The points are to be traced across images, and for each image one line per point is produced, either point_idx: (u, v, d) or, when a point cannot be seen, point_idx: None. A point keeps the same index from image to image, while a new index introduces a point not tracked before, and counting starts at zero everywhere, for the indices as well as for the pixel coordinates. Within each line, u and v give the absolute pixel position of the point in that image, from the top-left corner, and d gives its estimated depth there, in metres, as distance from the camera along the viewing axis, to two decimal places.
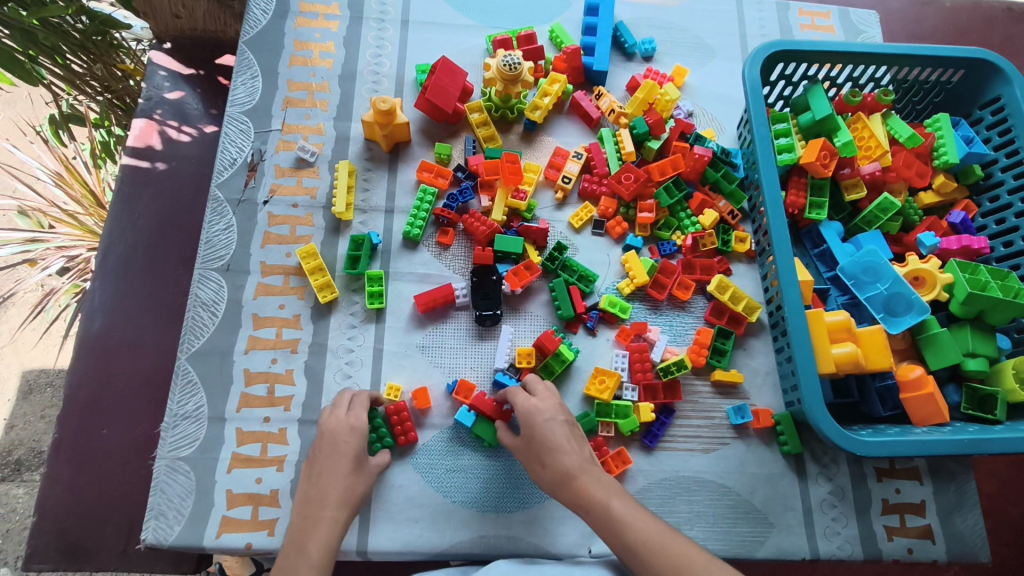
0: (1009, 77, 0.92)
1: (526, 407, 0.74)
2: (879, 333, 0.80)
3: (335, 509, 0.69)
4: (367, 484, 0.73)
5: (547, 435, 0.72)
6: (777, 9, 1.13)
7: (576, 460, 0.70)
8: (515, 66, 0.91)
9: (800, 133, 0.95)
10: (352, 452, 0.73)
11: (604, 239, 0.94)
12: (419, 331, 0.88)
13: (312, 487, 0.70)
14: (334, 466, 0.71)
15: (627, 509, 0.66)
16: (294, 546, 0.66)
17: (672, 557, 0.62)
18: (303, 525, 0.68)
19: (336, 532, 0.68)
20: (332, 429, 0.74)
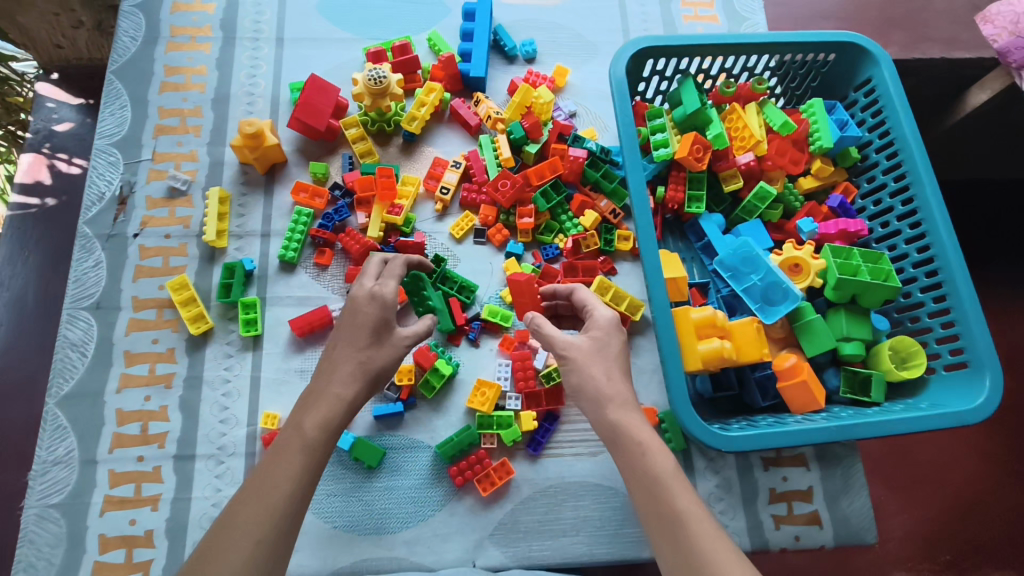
0: (877, 59, 0.93)
1: (606, 319, 0.74)
2: (751, 324, 0.80)
3: (342, 387, 0.67)
4: (387, 359, 0.70)
5: (614, 356, 0.71)
6: (659, 3, 1.13)
7: (630, 393, 0.69)
8: (381, 79, 0.90)
9: (675, 127, 0.95)
10: (371, 324, 0.70)
11: (486, 247, 0.94)
12: (298, 356, 0.87)
13: (333, 356, 0.69)
14: (351, 339, 0.70)
15: (677, 472, 0.63)
16: (294, 423, 0.65)
17: (696, 532, 0.58)
18: (310, 396, 0.67)
19: (337, 411, 0.66)
20: (356, 297, 0.72)
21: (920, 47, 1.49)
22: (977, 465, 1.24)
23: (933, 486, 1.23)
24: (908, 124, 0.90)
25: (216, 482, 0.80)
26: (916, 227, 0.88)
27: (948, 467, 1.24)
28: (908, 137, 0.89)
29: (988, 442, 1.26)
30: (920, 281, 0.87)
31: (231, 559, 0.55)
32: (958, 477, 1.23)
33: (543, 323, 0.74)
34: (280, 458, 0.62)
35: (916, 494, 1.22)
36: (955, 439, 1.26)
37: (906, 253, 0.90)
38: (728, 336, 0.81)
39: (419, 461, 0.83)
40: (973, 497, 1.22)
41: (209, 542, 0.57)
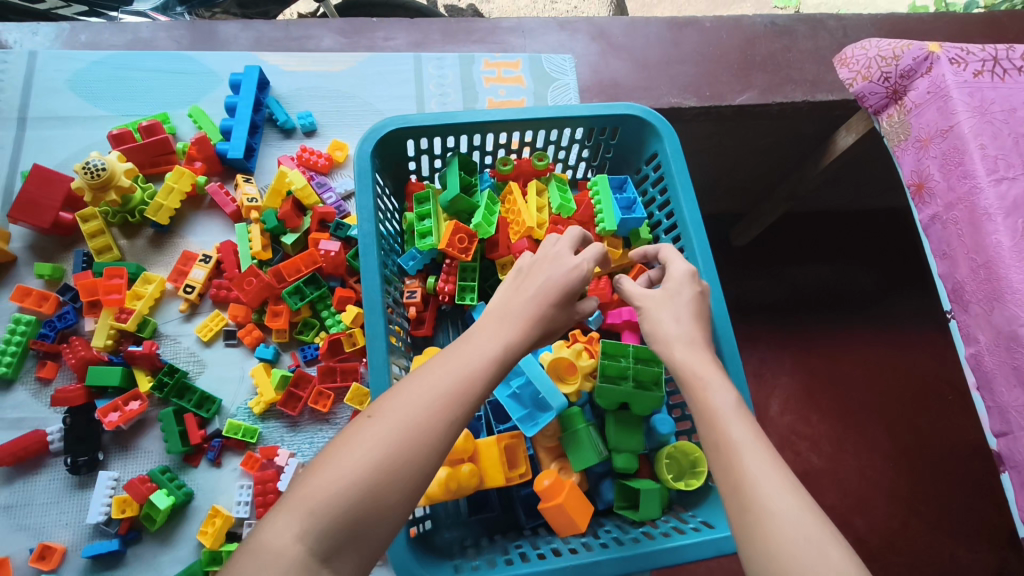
0: (659, 133, 0.86)
1: (682, 271, 0.66)
2: (495, 444, 0.73)
3: (528, 317, 0.57)
4: (566, 314, 0.60)
5: (687, 304, 0.64)
6: (459, 64, 1.05)
7: (699, 334, 0.61)
8: (99, 172, 0.80)
9: (444, 211, 0.87)
10: (560, 284, 0.59)
11: (239, 350, 0.85)
12: (4, 488, 0.76)
13: (515, 298, 0.58)
14: (535, 283, 0.59)
15: (739, 406, 0.54)
16: (474, 333, 0.55)
17: (754, 466, 0.49)
18: (490, 317, 0.57)
19: (522, 334, 0.56)
20: (535, 258, 0.63)
21: (780, 91, 1.41)
22: (886, 506, 1.31)
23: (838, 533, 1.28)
24: (688, 206, 0.82)
25: None
26: None
27: (854, 511, 1.30)
28: (688, 221, 0.82)
29: (897, 485, 1.33)
30: None
31: (375, 452, 0.45)
32: (866, 523, 1.29)
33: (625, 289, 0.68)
34: (463, 353, 0.52)
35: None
36: (861, 482, 1.33)
37: None
38: (470, 459, 0.72)
39: None
40: (884, 541, 1.28)
41: (355, 428, 0.47)
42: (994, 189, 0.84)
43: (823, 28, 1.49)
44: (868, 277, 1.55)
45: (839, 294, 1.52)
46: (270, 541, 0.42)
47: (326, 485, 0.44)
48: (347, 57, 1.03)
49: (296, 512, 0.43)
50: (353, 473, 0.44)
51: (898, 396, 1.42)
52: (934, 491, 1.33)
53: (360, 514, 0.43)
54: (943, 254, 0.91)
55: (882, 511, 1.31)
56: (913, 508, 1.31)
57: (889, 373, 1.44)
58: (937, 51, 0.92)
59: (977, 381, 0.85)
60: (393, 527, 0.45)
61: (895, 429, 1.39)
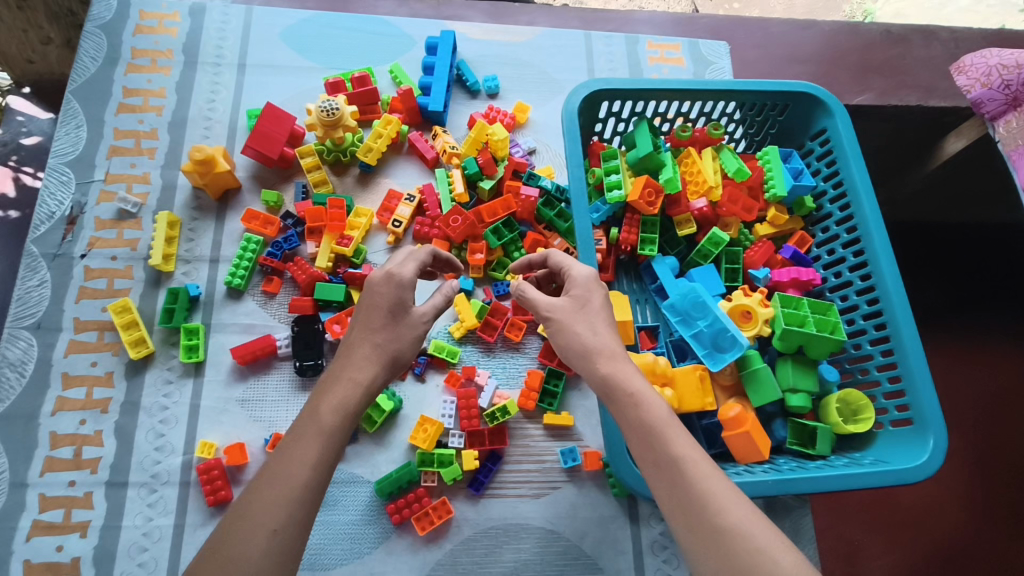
0: (831, 110, 0.94)
1: (584, 276, 0.72)
2: (692, 372, 0.81)
3: (357, 370, 0.64)
4: (406, 341, 0.67)
5: (596, 311, 0.70)
6: (626, 44, 1.13)
7: (619, 346, 0.68)
8: (333, 112, 0.90)
9: (629, 169, 0.95)
10: (386, 305, 0.67)
11: (438, 281, 0.94)
12: (240, 385, 0.86)
13: (360, 344, 0.65)
14: (367, 319, 0.66)
15: (670, 419, 0.62)
16: (310, 408, 0.61)
17: (706, 480, 0.57)
18: (327, 380, 0.64)
19: (354, 397, 0.62)
20: (372, 278, 0.68)
21: (896, 94, 1.48)
22: (957, 513, 1.24)
23: (914, 531, 1.23)
24: (860, 175, 0.90)
25: (148, 511, 0.80)
26: (866, 279, 0.88)
27: (928, 514, 1.24)
28: (860, 190, 0.90)
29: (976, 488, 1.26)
30: (869, 334, 0.87)
31: (252, 537, 0.52)
32: (938, 526, 1.24)
33: (447, 295, 0.72)
34: (301, 436, 0.59)
35: (898, 538, 1.23)
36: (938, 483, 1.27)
37: (856, 305, 0.90)
38: (671, 383, 0.80)
39: (357, 497, 0.83)
40: (956, 547, 1.22)
41: (236, 511, 0.55)
42: None
43: (937, 38, 1.56)
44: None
45: None
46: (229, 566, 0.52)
47: (253, 522, 0.53)
48: (526, 30, 1.12)
49: (226, 547, 0.52)
50: (263, 545, 0.52)
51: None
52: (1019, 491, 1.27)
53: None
54: None
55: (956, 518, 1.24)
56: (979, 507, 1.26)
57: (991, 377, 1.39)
58: None
59: None
60: None
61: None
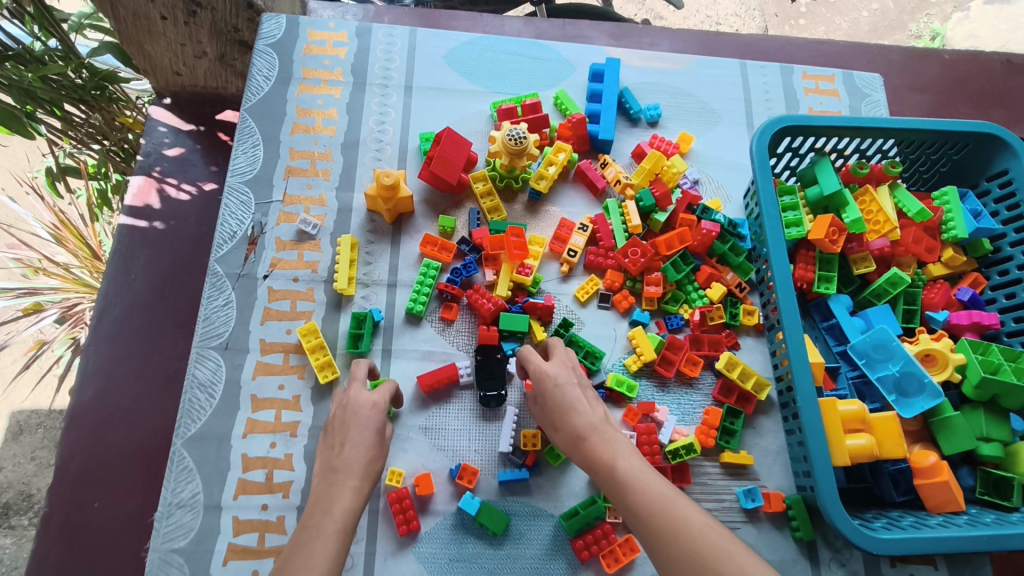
0: (1017, 152, 0.92)
1: (547, 369, 0.74)
2: (892, 419, 0.79)
3: (356, 479, 0.66)
4: (384, 458, 0.70)
5: (553, 399, 0.72)
6: (781, 74, 1.13)
7: (584, 421, 0.69)
8: (521, 140, 0.90)
9: (807, 206, 0.94)
10: (374, 426, 0.70)
11: (610, 312, 0.93)
12: (422, 413, 0.86)
13: (339, 459, 0.67)
14: (357, 437, 0.69)
15: (631, 470, 0.63)
16: (319, 509, 0.62)
17: (676, 520, 0.58)
18: (322, 490, 0.64)
19: (356, 502, 0.64)
20: (355, 405, 0.72)
21: (1020, 126, 1.48)
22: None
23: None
24: None
25: None
26: None
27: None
28: None
29: None
30: None
31: None
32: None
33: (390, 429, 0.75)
34: (313, 532, 0.60)
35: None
36: None
37: None
38: (869, 430, 0.79)
39: (543, 531, 0.81)
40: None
41: None
42: None
43: None
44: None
45: None
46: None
47: None
48: (682, 57, 1.12)
49: None
50: None
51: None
52: None
53: None
54: None
55: None
56: None
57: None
58: None
59: None
60: None
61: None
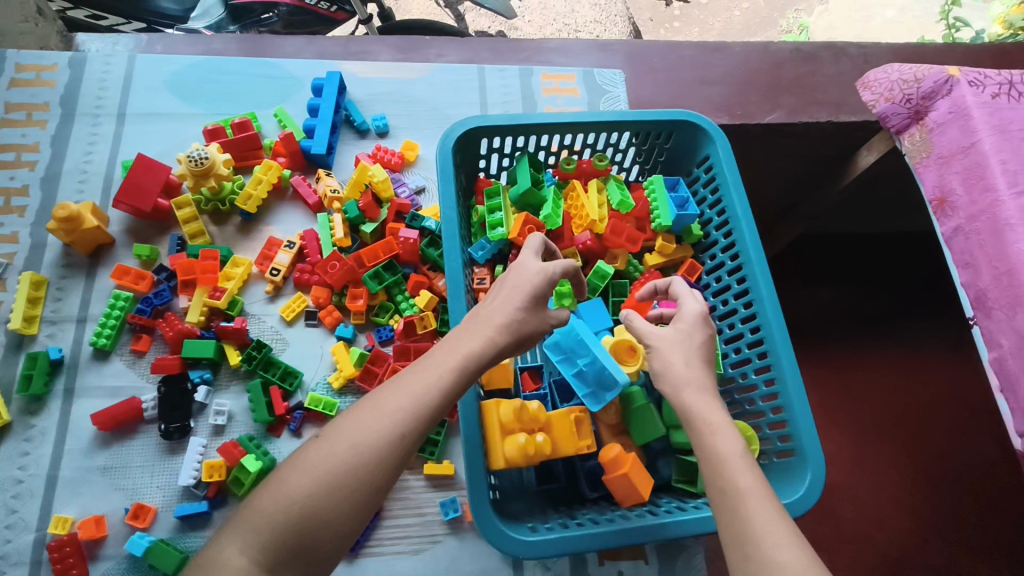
0: (712, 137, 0.93)
1: (694, 312, 0.70)
2: (566, 414, 0.78)
3: (493, 331, 0.61)
4: (536, 329, 0.64)
5: (697, 349, 0.67)
6: (520, 76, 1.13)
7: (705, 377, 0.65)
8: (203, 161, 0.88)
9: (513, 205, 0.94)
10: (530, 291, 0.64)
11: (318, 330, 0.91)
12: (102, 452, 0.81)
13: (488, 308, 0.63)
14: (510, 296, 0.63)
15: (742, 453, 0.58)
16: (439, 350, 0.60)
17: (751, 513, 0.54)
18: (451, 337, 0.61)
19: (452, 366, 0.58)
20: (527, 265, 0.66)
21: (807, 112, 1.49)
22: (903, 522, 1.34)
23: (856, 545, 1.31)
24: (740, 203, 0.90)
25: None
26: (748, 307, 0.87)
27: (873, 526, 1.33)
28: (739, 218, 0.89)
29: (919, 502, 1.35)
30: (752, 364, 0.86)
31: (316, 476, 0.51)
32: (883, 536, 1.32)
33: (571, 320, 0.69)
34: (395, 388, 0.56)
35: (842, 553, 1.31)
36: (877, 495, 1.36)
37: (741, 333, 0.89)
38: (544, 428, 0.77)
39: None
40: (901, 556, 1.31)
41: (300, 454, 0.53)
42: (1016, 202, 0.91)
43: (846, 54, 1.58)
44: (889, 296, 1.59)
45: (860, 312, 1.56)
46: (218, 554, 0.49)
47: (316, 459, 0.52)
48: (420, 66, 1.11)
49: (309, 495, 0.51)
50: (308, 485, 0.51)
51: (924, 403, 1.46)
52: (942, 496, 1.36)
53: (285, 542, 0.50)
54: (965, 263, 0.97)
55: (899, 527, 1.33)
56: (926, 521, 1.34)
57: (893, 390, 1.47)
58: (957, 75, 1.01)
59: (1000, 383, 0.91)
60: (339, 537, 0.51)
61: (913, 444, 1.42)
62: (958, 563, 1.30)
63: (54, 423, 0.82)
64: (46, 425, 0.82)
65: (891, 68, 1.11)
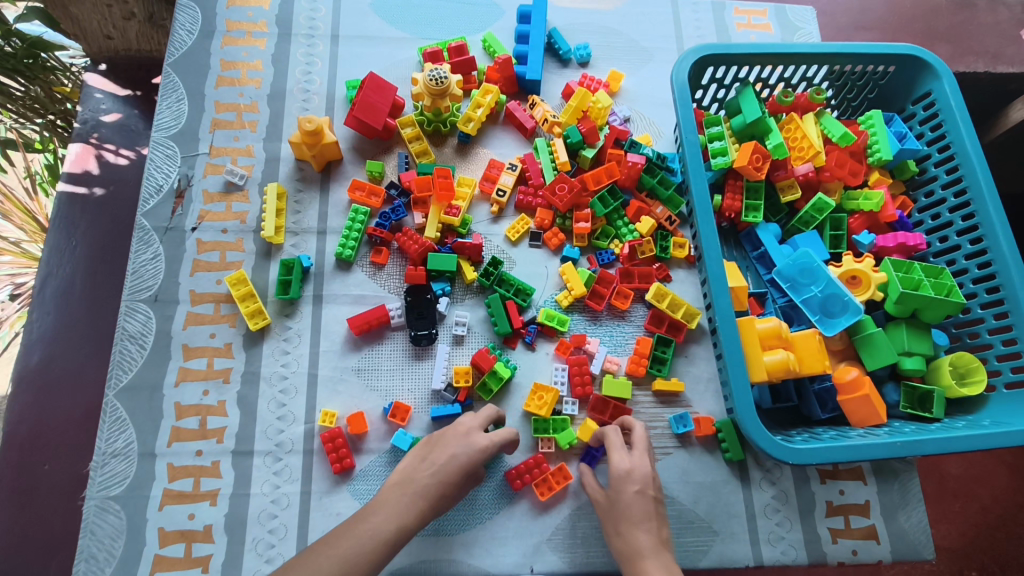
0: (938, 73, 0.92)
1: (619, 471, 0.74)
2: (813, 337, 0.80)
3: (417, 496, 0.69)
4: (455, 493, 0.72)
5: (629, 511, 0.72)
6: (713, 10, 1.12)
7: (649, 545, 0.70)
8: (442, 81, 0.90)
9: (733, 135, 0.95)
10: (463, 458, 0.72)
11: (541, 251, 0.94)
12: (355, 354, 0.86)
13: (421, 469, 0.71)
14: (444, 460, 0.72)
15: None
16: (362, 518, 0.68)
17: None
18: (383, 496, 0.70)
19: (398, 518, 0.68)
20: (456, 427, 0.75)
21: (963, 61, 1.46)
22: (1007, 481, 1.27)
23: (962, 501, 1.27)
24: (969, 138, 0.89)
25: (274, 479, 0.80)
26: (976, 243, 0.88)
27: (978, 483, 1.27)
28: (970, 153, 0.89)
29: (1017, 458, 1.29)
30: (980, 297, 0.87)
31: None
32: (988, 494, 1.27)
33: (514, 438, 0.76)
34: (357, 534, 0.66)
35: (948, 508, 1.27)
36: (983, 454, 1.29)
37: (965, 269, 0.90)
38: (790, 347, 0.81)
39: None
40: (1003, 515, 1.26)
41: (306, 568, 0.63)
42: None
43: (1003, 3, 1.51)
44: None
45: None
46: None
47: None
48: None
49: None
50: None
51: None
52: None
53: None
54: None
55: (1004, 486, 1.27)
56: None
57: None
58: None
59: None
60: None
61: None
62: None
63: (307, 325, 0.87)
64: (300, 327, 0.87)
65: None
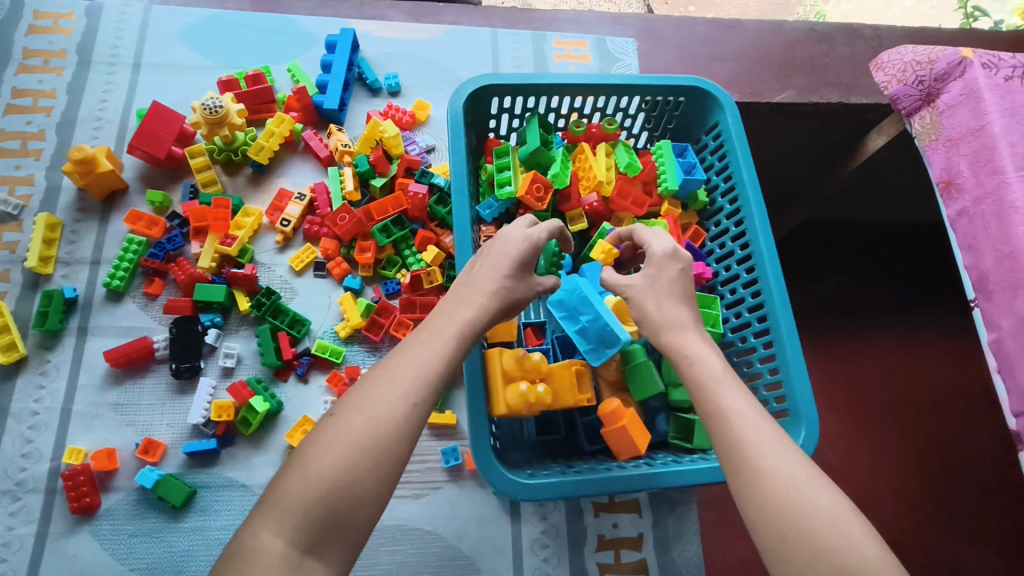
0: (722, 104, 0.93)
1: (662, 253, 0.72)
2: (569, 366, 0.80)
3: (474, 304, 0.63)
4: (518, 293, 0.66)
5: (669, 285, 0.70)
6: (532, 41, 1.13)
7: (687, 318, 0.67)
8: (217, 110, 0.89)
9: (521, 164, 0.94)
10: (516, 257, 0.66)
11: (326, 281, 0.93)
12: (114, 389, 0.84)
13: (478, 275, 0.65)
14: (499, 264, 0.66)
15: (725, 374, 0.61)
16: (423, 331, 0.61)
17: (755, 441, 0.55)
18: (436, 313, 0.63)
19: (464, 326, 0.61)
20: (508, 234, 0.68)
21: (817, 92, 1.41)
22: (894, 506, 1.26)
23: None
24: (747, 168, 0.90)
25: (9, 520, 0.77)
26: (751, 271, 0.88)
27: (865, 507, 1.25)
28: (746, 182, 0.89)
29: (905, 481, 1.29)
30: (753, 326, 0.87)
31: (336, 457, 0.49)
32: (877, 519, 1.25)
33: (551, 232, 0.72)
34: (410, 359, 0.56)
35: None
36: (872, 479, 1.28)
37: (743, 298, 0.90)
38: (547, 378, 0.79)
39: (230, 500, 0.80)
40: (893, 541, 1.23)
41: (355, 405, 0.53)
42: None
43: (860, 37, 1.49)
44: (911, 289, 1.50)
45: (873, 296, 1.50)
46: (256, 543, 0.46)
47: (341, 417, 0.52)
48: (432, 27, 1.11)
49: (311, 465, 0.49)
50: (339, 462, 0.49)
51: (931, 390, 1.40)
52: (944, 487, 1.29)
53: (348, 493, 0.49)
54: (968, 246, 0.93)
55: (891, 511, 1.26)
56: (922, 507, 1.27)
57: (879, 374, 1.40)
58: (971, 56, 0.96)
59: (998, 365, 0.88)
60: (382, 502, 0.50)
61: (909, 433, 1.35)
62: (946, 548, 1.24)
63: (67, 358, 0.85)
64: (60, 360, 0.85)
65: (906, 49, 1.05)
